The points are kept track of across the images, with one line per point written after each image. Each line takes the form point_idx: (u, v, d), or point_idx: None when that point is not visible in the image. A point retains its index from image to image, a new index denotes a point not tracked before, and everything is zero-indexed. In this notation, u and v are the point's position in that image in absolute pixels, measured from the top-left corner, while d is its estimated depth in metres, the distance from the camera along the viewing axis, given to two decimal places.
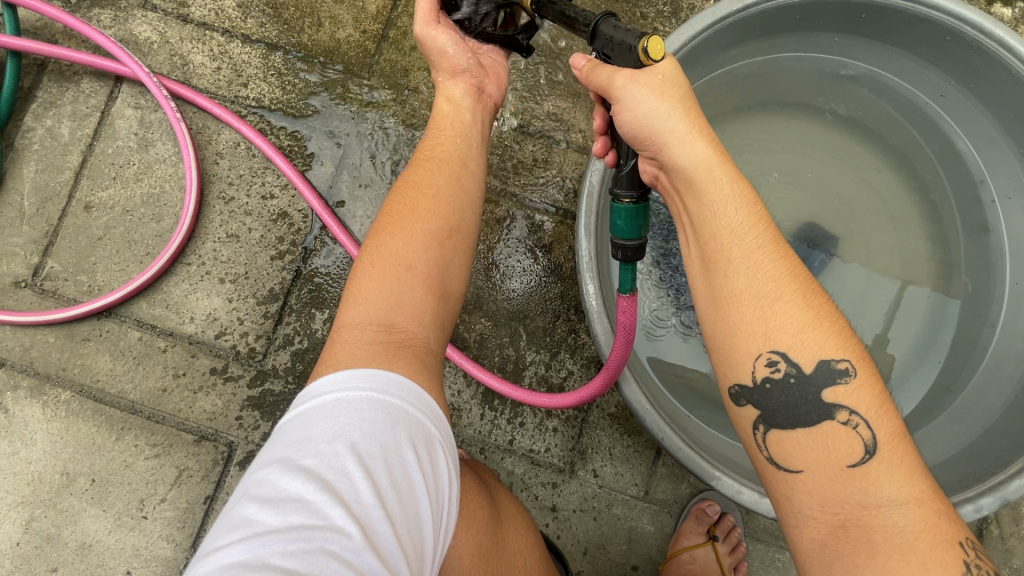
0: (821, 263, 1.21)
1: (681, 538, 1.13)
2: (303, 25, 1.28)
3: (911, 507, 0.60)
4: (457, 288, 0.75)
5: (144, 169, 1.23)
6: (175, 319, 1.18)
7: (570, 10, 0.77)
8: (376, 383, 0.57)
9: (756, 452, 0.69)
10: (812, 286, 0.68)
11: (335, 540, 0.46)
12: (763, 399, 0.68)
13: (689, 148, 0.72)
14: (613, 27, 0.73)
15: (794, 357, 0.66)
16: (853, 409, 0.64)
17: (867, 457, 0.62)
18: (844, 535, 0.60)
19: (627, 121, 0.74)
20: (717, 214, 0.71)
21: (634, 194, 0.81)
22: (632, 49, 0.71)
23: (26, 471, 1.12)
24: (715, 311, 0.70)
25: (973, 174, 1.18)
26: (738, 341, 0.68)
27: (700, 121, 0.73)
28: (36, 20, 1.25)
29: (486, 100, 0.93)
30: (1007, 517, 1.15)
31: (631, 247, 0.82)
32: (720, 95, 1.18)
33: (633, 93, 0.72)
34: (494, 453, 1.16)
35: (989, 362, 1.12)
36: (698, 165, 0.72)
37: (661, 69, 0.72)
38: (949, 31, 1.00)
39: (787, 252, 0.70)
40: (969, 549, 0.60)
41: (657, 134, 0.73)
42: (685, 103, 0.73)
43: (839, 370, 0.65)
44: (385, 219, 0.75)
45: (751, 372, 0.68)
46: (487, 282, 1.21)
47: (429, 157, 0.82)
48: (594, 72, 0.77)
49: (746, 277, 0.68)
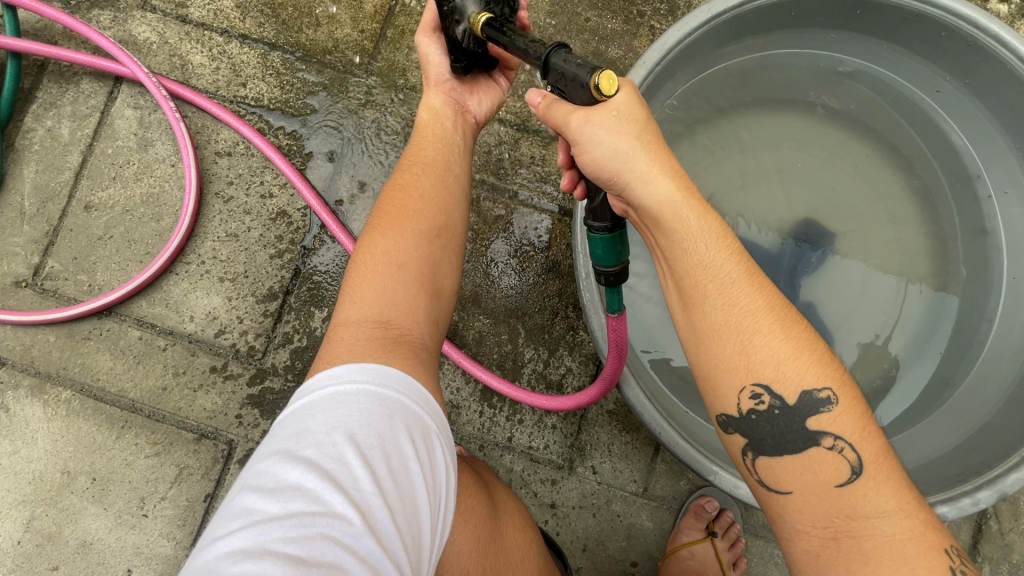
0: (818, 259, 1.21)
1: (680, 534, 1.13)
2: (302, 25, 1.28)
3: (899, 517, 0.61)
4: (449, 286, 0.76)
5: (143, 169, 1.24)
6: (174, 318, 1.19)
7: (520, 42, 0.70)
8: (374, 376, 0.57)
9: (747, 474, 0.70)
10: (788, 313, 0.67)
11: (335, 526, 0.46)
12: (750, 429, 0.67)
13: (652, 188, 0.68)
14: (563, 61, 0.65)
15: (777, 389, 0.65)
16: (837, 435, 0.64)
17: (855, 476, 0.62)
18: (837, 546, 0.61)
19: (588, 162, 0.70)
20: (690, 250, 0.68)
21: (607, 223, 0.78)
22: (583, 87, 0.65)
23: (27, 470, 1.12)
24: (695, 342, 0.68)
25: (969, 170, 1.18)
26: (721, 373, 0.66)
27: (663, 154, 0.69)
28: (36, 21, 1.26)
29: (468, 117, 0.91)
30: (1007, 513, 1.15)
31: (613, 274, 0.82)
32: (715, 91, 1.19)
33: (591, 133, 0.68)
34: (493, 450, 1.17)
35: (986, 357, 1.13)
36: (663, 205, 0.68)
37: (614, 105, 0.67)
38: (944, 27, 1.02)
39: (764, 282, 0.68)
40: (954, 556, 0.61)
41: (619, 174, 0.68)
42: (644, 137, 0.68)
43: (821, 399, 0.65)
44: (374, 221, 0.75)
45: (736, 403, 0.67)
46: (485, 280, 1.22)
47: (414, 161, 0.82)
48: (550, 111, 0.72)
49: (723, 313, 0.66)
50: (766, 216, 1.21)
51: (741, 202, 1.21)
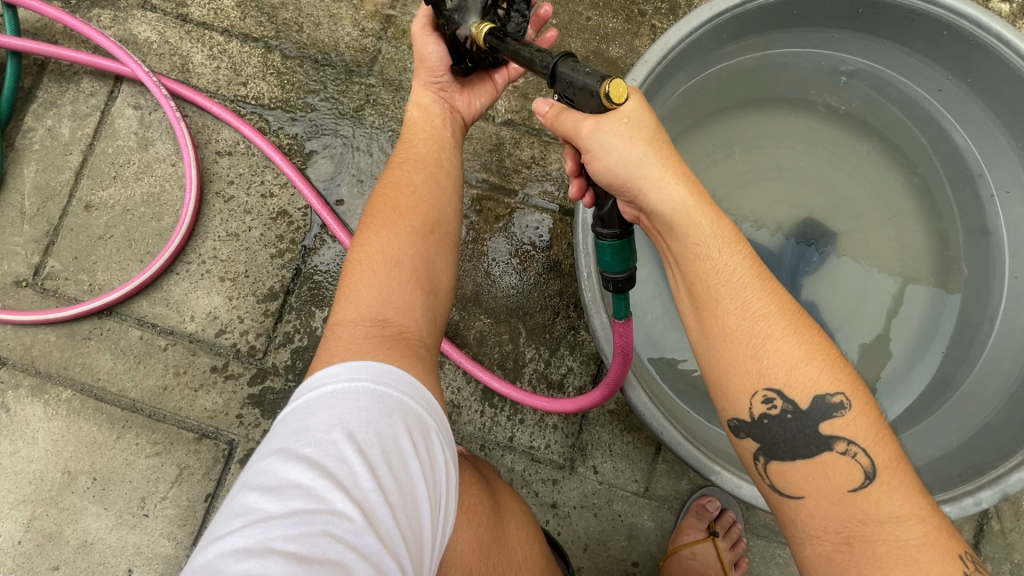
0: (820, 259, 1.21)
1: (681, 534, 1.12)
2: (302, 25, 1.28)
3: (912, 522, 0.61)
4: (445, 283, 0.76)
5: (144, 168, 1.24)
6: (175, 318, 1.19)
7: (526, 51, 0.70)
8: (372, 374, 0.57)
9: (759, 479, 0.70)
10: (802, 318, 0.66)
11: (337, 523, 0.46)
12: (762, 433, 0.67)
13: (665, 193, 0.67)
14: (572, 70, 0.66)
15: (790, 394, 0.65)
16: (851, 439, 0.64)
17: (868, 481, 0.62)
18: (849, 551, 0.61)
19: (600, 169, 0.69)
20: (702, 255, 0.68)
21: (616, 231, 0.78)
22: (593, 94, 0.65)
23: (27, 469, 1.12)
24: (707, 346, 0.68)
25: (972, 169, 1.18)
26: (733, 378, 0.66)
27: (675, 160, 0.68)
28: (36, 20, 1.26)
29: (457, 116, 0.90)
30: (1008, 513, 1.15)
31: (621, 280, 0.82)
32: (717, 91, 1.19)
33: (602, 140, 0.66)
34: (494, 450, 1.16)
35: (988, 358, 1.12)
36: (676, 210, 0.67)
37: (625, 112, 0.66)
38: (946, 26, 1.01)
39: (775, 286, 0.68)
40: (968, 562, 0.60)
41: (632, 180, 0.68)
42: (656, 144, 0.67)
43: (834, 405, 0.65)
44: (367, 220, 0.75)
45: (748, 408, 0.67)
46: (486, 279, 1.21)
47: (404, 159, 0.82)
48: (559, 119, 0.71)
49: (735, 318, 0.65)
50: (767, 216, 1.21)
51: (742, 202, 1.21)
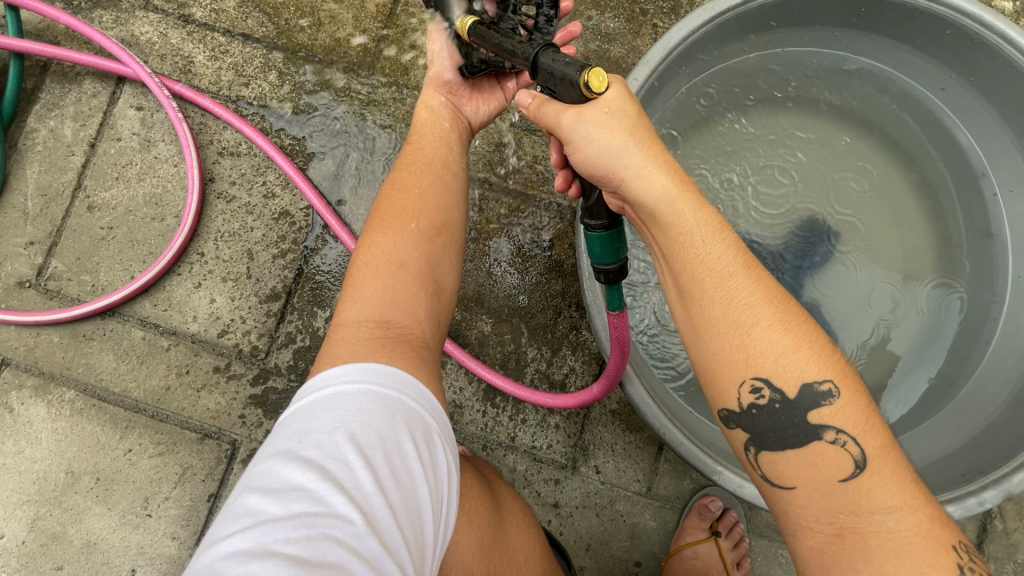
0: (823, 258, 1.20)
1: (684, 534, 1.13)
2: (304, 25, 1.28)
3: (906, 513, 0.60)
4: (450, 284, 0.76)
5: (146, 169, 1.24)
6: (177, 318, 1.19)
7: (509, 43, 0.69)
8: (374, 376, 0.57)
9: (751, 470, 0.70)
10: (790, 305, 0.66)
11: (337, 526, 0.46)
12: (752, 423, 0.67)
13: (648, 183, 0.68)
14: (551, 61, 0.65)
15: (778, 382, 0.65)
16: (840, 428, 0.64)
17: (858, 471, 0.62)
18: (842, 542, 0.61)
19: (581, 160, 0.70)
20: (687, 245, 0.68)
21: (604, 221, 0.77)
22: (573, 86, 0.63)
23: (31, 469, 1.13)
24: (695, 336, 0.68)
25: (974, 168, 1.18)
26: (721, 369, 0.66)
27: (657, 148, 0.69)
28: (38, 21, 1.26)
29: (466, 119, 0.90)
30: (1012, 512, 1.15)
31: (612, 271, 0.80)
32: (718, 90, 1.19)
33: (584, 132, 0.68)
34: (496, 450, 1.17)
35: (991, 357, 1.12)
36: (660, 200, 0.68)
37: (606, 101, 0.68)
38: (949, 24, 1.01)
39: (762, 274, 0.67)
40: (962, 553, 0.60)
41: (613, 171, 0.69)
42: (638, 134, 0.68)
43: (822, 392, 0.64)
44: (374, 221, 0.75)
45: (737, 398, 0.67)
46: (488, 279, 1.21)
47: (412, 161, 0.82)
48: (542, 109, 0.72)
49: (722, 307, 0.65)
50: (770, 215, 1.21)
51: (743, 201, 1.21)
